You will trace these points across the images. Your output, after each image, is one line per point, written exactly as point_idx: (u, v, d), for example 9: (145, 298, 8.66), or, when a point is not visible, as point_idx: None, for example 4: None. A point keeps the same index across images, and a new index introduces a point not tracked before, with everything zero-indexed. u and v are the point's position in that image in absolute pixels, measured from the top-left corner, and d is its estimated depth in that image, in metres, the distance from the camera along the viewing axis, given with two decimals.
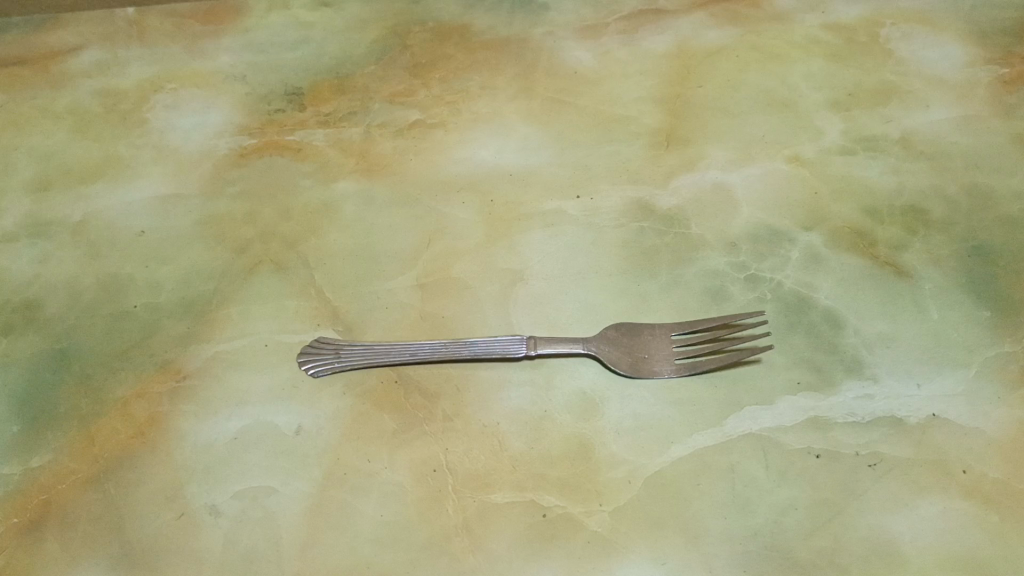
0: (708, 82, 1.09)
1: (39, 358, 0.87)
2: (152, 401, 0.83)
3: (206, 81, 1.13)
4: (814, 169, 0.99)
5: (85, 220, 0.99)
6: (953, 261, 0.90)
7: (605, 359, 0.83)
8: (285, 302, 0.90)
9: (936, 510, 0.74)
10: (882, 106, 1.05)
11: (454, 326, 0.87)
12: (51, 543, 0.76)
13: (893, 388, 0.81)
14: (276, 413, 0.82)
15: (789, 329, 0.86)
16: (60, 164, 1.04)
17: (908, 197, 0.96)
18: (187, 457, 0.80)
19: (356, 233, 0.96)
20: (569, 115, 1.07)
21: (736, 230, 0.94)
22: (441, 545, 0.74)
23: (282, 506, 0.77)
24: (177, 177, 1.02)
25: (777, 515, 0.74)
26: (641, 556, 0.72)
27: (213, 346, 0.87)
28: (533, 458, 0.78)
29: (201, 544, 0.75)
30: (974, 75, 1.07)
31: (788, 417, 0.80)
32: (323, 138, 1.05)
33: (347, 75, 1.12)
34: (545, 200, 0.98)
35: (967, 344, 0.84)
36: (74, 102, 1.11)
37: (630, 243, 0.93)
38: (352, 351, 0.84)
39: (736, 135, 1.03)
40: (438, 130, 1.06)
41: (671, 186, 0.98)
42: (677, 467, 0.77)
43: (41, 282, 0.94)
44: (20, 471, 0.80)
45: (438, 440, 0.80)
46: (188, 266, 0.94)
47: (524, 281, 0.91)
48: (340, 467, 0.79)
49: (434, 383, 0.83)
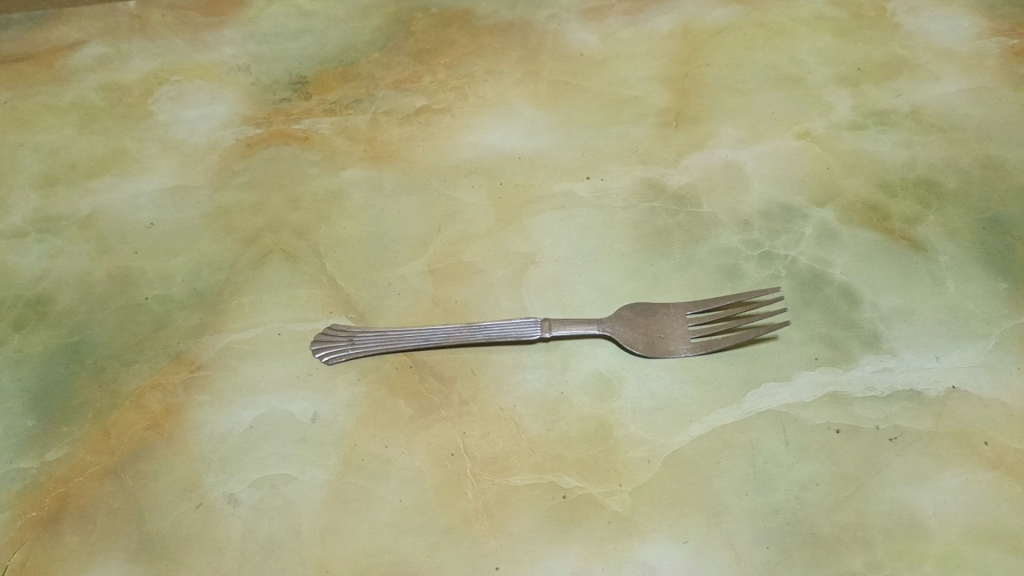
0: (714, 60, 1.08)
1: (52, 352, 0.87)
2: (166, 392, 0.83)
3: (210, 73, 1.12)
4: (825, 145, 0.98)
5: (93, 214, 0.98)
6: (968, 233, 0.90)
7: (620, 339, 0.83)
8: (297, 291, 0.89)
9: (958, 483, 0.74)
10: (891, 80, 1.05)
11: (467, 311, 0.87)
12: (70, 536, 0.75)
13: (912, 361, 0.81)
14: (292, 401, 0.82)
15: (805, 306, 0.85)
16: (66, 159, 1.04)
17: (921, 171, 0.96)
18: (203, 447, 0.79)
19: (366, 220, 0.95)
20: (577, 97, 1.06)
21: (748, 208, 0.93)
22: (461, 528, 0.73)
23: (301, 494, 0.76)
24: (185, 169, 1.02)
25: (799, 490, 0.74)
26: (663, 535, 0.72)
27: (226, 336, 0.87)
28: (551, 440, 0.78)
29: (220, 533, 0.74)
30: (983, 47, 1.06)
31: (807, 392, 0.79)
32: (330, 127, 1.05)
33: (352, 63, 1.12)
34: (554, 181, 0.98)
35: (985, 316, 0.83)
36: (79, 97, 1.10)
37: (641, 223, 0.93)
38: (365, 337, 0.84)
39: (746, 113, 1.03)
40: (445, 115, 1.05)
41: (681, 165, 0.98)
42: (697, 445, 0.77)
43: (52, 277, 0.93)
44: (37, 465, 0.79)
45: (455, 424, 0.79)
46: (198, 258, 0.93)
47: (536, 264, 0.90)
48: (358, 453, 0.78)
49: (449, 368, 0.83)
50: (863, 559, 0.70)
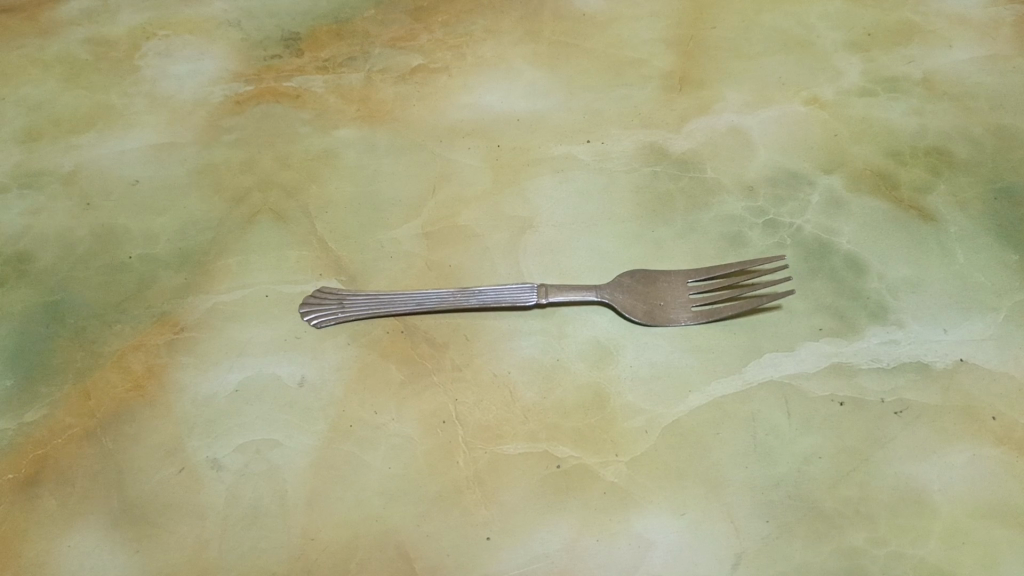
0: (721, 24, 1.05)
1: (32, 311, 0.84)
2: (149, 353, 0.80)
3: (200, 28, 1.09)
4: (834, 112, 0.95)
5: (77, 169, 0.95)
6: (979, 203, 0.87)
7: (619, 307, 0.80)
8: (287, 252, 0.87)
9: (965, 458, 0.71)
10: (903, 46, 1.02)
11: (462, 275, 0.84)
12: (48, 499, 0.73)
13: (919, 333, 0.78)
14: (279, 365, 0.79)
15: (811, 275, 0.82)
16: (50, 114, 1.00)
17: (931, 139, 0.93)
18: (187, 410, 0.77)
19: (359, 181, 0.92)
20: (578, 58, 1.03)
21: (753, 175, 0.91)
22: (451, 497, 0.71)
23: (287, 459, 0.74)
24: (172, 125, 0.99)
25: (801, 463, 0.72)
26: (660, 507, 0.70)
27: (212, 297, 0.84)
28: (546, 407, 0.75)
29: (203, 498, 0.72)
30: (998, 14, 1.04)
31: (810, 363, 0.77)
32: (322, 85, 1.02)
33: (347, 20, 1.08)
34: (553, 144, 0.95)
35: (995, 288, 0.81)
36: (64, 50, 1.07)
37: (643, 188, 0.90)
38: (356, 301, 0.81)
39: (752, 77, 1.00)
40: (442, 74, 1.02)
41: (685, 130, 0.95)
42: (697, 416, 0.74)
43: (33, 234, 0.90)
44: (14, 426, 0.76)
45: (447, 390, 0.77)
46: (185, 216, 0.90)
47: (534, 228, 0.88)
48: (346, 419, 0.76)
49: (441, 333, 0.80)
50: (866, 535, 0.68)
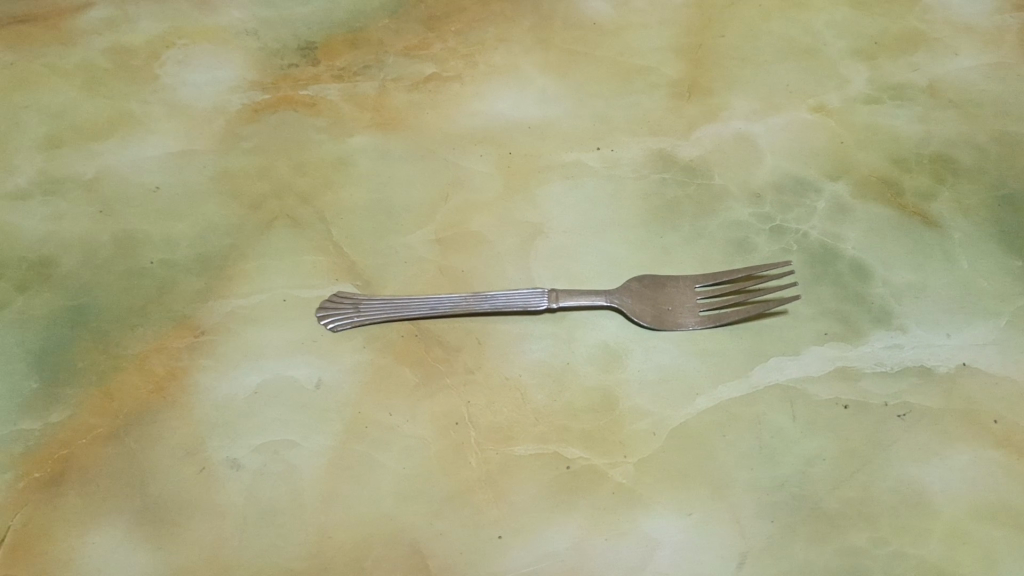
0: (729, 32, 1.07)
1: (56, 315, 0.87)
2: (170, 356, 0.83)
3: (218, 37, 1.11)
4: (840, 119, 0.97)
5: (98, 176, 0.98)
6: (982, 210, 0.89)
7: (628, 311, 0.82)
8: (303, 257, 0.89)
9: (966, 460, 0.73)
10: (909, 54, 1.03)
11: (474, 280, 0.86)
12: (72, 497, 0.75)
13: (922, 338, 0.80)
14: (296, 367, 0.81)
15: (816, 280, 0.84)
16: (72, 121, 1.03)
17: (936, 146, 0.94)
18: (206, 411, 0.79)
19: (373, 188, 0.94)
20: (588, 66, 1.05)
21: (760, 181, 0.92)
22: (463, 497, 0.73)
23: (304, 459, 0.76)
24: (191, 133, 1.01)
25: (805, 465, 0.73)
26: (666, 507, 0.72)
27: (231, 301, 0.86)
28: (556, 409, 0.77)
29: (223, 497, 0.74)
30: (1003, 22, 1.05)
31: (815, 366, 0.78)
32: (337, 93, 1.04)
33: (361, 28, 1.10)
34: (564, 151, 0.96)
35: (997, 294, 0.82)
36: (85, 59, 1.09)
37: (651, 194, 0.92)
38: (371, 305, 0.83)
39: (759, 85, 1.01)
40: (454, 82, 1.04)
41: (693, 137, 0.96)
42: (703, 418, 0.76)
43: (56, 239, 0.93)
44: (39, 426, 0.79)
45: (459, 392, 0.79)
46: (204, 222, 0.93)
47: (544, 234, 0.90)
48: (362, 420, 0.78)
49: (454, 337, 0.82)
50: (868, 535, 0.70)
